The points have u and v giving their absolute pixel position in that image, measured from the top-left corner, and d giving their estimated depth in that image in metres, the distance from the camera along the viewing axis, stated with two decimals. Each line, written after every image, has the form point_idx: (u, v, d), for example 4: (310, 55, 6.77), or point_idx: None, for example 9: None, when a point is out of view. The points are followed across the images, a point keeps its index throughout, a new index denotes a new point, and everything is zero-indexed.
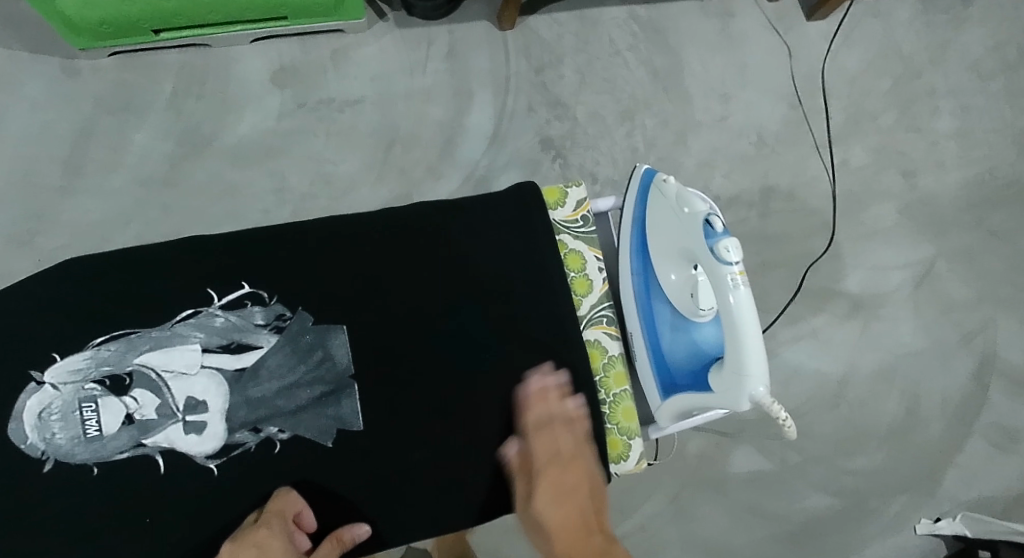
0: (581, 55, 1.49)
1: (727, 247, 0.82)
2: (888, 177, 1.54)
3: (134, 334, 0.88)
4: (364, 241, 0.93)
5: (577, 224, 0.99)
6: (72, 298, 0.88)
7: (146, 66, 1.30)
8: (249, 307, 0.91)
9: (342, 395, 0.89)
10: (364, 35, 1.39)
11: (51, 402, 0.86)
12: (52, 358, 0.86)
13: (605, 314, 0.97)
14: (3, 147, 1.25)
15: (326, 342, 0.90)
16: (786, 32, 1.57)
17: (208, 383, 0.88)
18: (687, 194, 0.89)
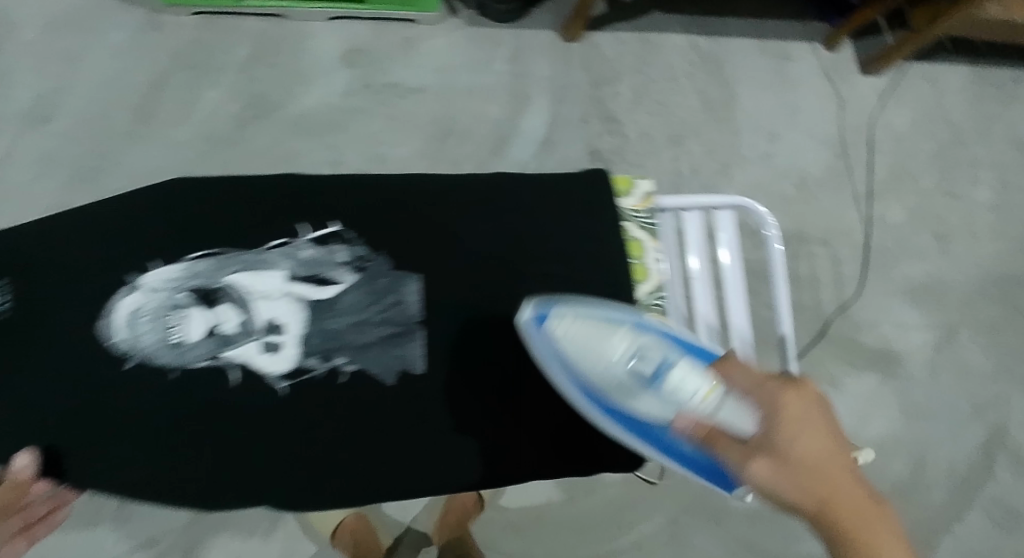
0: (638, 77, 1.53)
1: (682, 383, 0.80)
2: (921, 238, 1.57)
3: (226, 254, 0.90)
4: (453, 200, 0.94)
5: (643, 215, 0.96)
6: (178, 214, 0.91)
7: (226, 27, 1.33)
8: (333, 246, 0.92)
9: (408, 339, 0.90)
10: (435, 28, 1.44)
11: (144, 304, 0.88)
12: (153, 265, 0.90)
13: (658, 303, 0.93)
14: (79, 85, 1.27)
15: (398, 288, 0.91)
16: (839, 82, 1.61)
17: (288, 309, 0.90)
18: (597, 341, 0.83)
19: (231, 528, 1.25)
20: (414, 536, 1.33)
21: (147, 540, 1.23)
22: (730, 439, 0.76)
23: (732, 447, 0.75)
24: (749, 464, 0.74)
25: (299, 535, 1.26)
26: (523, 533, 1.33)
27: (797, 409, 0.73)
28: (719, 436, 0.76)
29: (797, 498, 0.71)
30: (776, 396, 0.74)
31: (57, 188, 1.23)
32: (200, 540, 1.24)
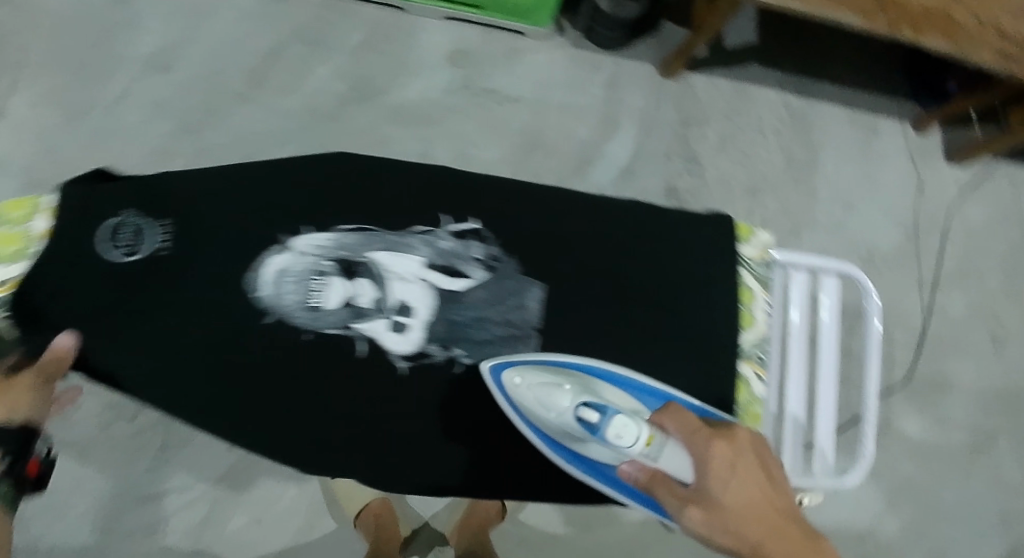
0: (726, 124, 1.55)
1: (621, 432, 0.76)
2: (977, 335, 1.57)
3: (372, 231, 0.89)
4: (587, 214, 0.93)
5: (758, 266, 0.95)
6: (329, 181, 0.90)
7: (346, 9, 1.37)
8: (468, 241, 0.90)
9: (523, 342, 0.88)
10: (541, 43, 1.47)
11: (291, 265, 0.86)
12: (301, 229, 0.87)
13: (759, 355, 0.93)
14: (201, 39, 1.31)
15: (522, 292, 0.89)
16: (921, 165, 1.62)
17: (420, 294, 0.89)
18: (543, 396, 0.80)
19: (262, 488, 1.26)
20: (431, 534, 1.31)
21: (181, 485, 1.23)
22: (670, 484, 0.75)
23: (674, 492, 0.75)
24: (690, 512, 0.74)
25: (323, 510, 1.26)
26: (536, 552, 1.34)
27: (729, 456, 0.75)
28: (661, 482, 0.75)
29: (738, 545, 0.72)
30: (708, 444, 0.75)
31: (164, 133, 1.27)
32: (230, 497, 1.25)
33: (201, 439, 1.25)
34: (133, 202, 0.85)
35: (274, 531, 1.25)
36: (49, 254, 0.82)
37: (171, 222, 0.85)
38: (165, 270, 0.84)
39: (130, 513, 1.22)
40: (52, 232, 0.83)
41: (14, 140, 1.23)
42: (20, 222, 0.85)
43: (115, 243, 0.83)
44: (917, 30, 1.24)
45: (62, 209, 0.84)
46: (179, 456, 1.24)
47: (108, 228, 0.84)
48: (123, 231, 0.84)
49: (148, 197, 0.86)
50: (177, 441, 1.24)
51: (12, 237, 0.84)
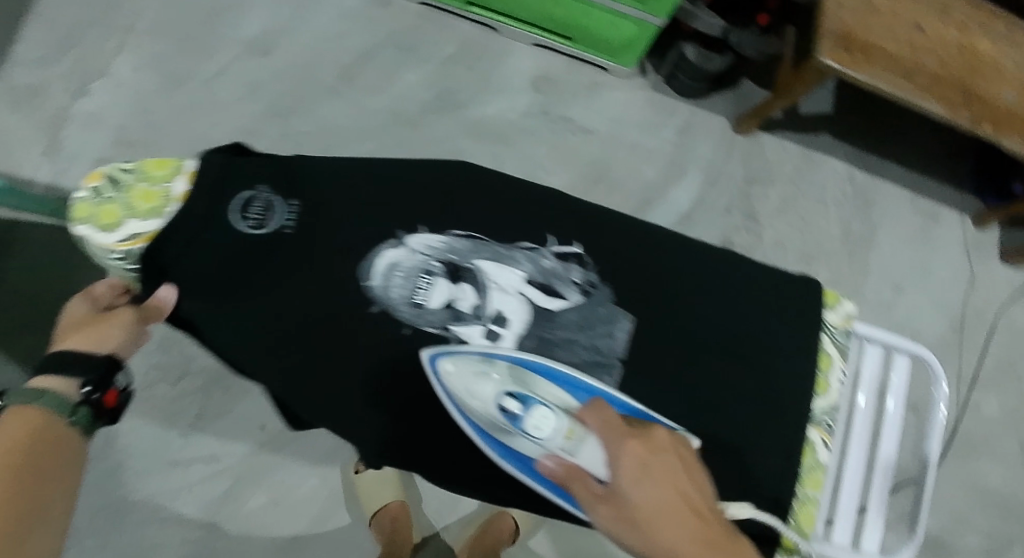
0: (790, 188, 1.56)
1: (540, 423, 0.75)
2: (1008, 440, 1.55)
3: (481, 239, 0.87)
4: (694, 256, 0.90)
5: (840, 333, 0.91)
6: (450, 185, 0.89)
7: (442, 25, 1.44)
8: (571, 264, 0.88)
9: (606, 372, 0.84)
10: (622, 82, 1.51)
11: (401, 259, 0.85)
12: (418, 228, 0.86)
13: (828, 421, 0.89)
14: (303, 33, 1.38)
15: (612, 321, 0.86)
16: (976, 260, 1.62)
17: (516, 307, 0.86)
18: (470, 382, 0.78)
19: (285, 472, 1.23)
20: (438, 546, 1.27)
21: (209, 456, 1.22)
22: (583, 480, 0.71)
23: (588, 488, 0.71)
24: (601, 511, 0.69)
25: (341, 502, 1.24)
26: None
27: (645, 455, 0.70)
28: (575, 478, 0.71)
29: (647, 549, 0.67)
30: (623, 441, 0.71)
31: (254, 113, 1.32)
32: (252, 476, 1.22)
33: (236, 414, 1.24)
34: (268, 178, 0.85)
35: (291, 516, 1.22)
36: (181, 218, 0.80)
37: (299, 203, 0.84)
38: (287, 250, 0.83)
39: (153, 477, 1.20)
40: (190, 199, 0.81)
41: (117, 97, 1.30)
42: (161, 181, 0.82)
43: (244, 216, 0.82)
44: (997, 128, 1.25)
45: (201, 175, 0.82)
46: (213, 426, 1.23)
47: (240, 200, 0.83)
48: (255, 205, 0.83)
49: (283, 176, 0.85)
50: (213, 413, 1.23)
51: (151, 196, 0.82)
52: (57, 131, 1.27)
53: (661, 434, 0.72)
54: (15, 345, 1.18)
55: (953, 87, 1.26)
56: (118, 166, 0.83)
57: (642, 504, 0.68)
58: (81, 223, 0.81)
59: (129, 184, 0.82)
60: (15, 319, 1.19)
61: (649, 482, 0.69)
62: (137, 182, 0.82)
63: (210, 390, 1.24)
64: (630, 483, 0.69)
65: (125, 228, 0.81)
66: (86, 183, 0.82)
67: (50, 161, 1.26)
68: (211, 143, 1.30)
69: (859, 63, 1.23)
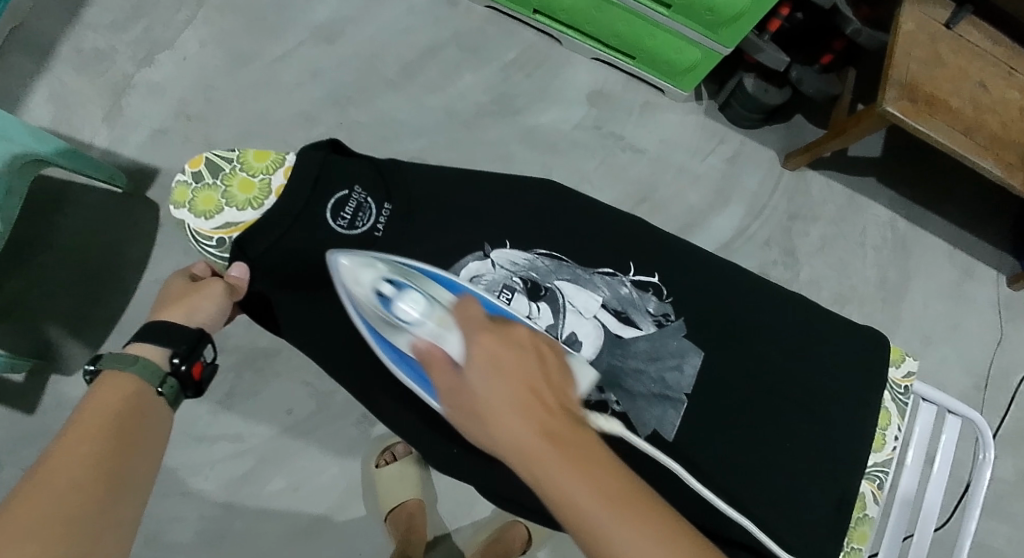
0: (831, 228, 1.55)
1: (410, 305, 0.75)
2: (1020, 503, 1.51)
3: (564, 261, 0.90)
4: (767, 299, 0.92)
5: (900, 390, 0.93)
6: (538, 206, 0.92)
7: (507, 30, 1.44)
8: (648, 294, 0.90)
9: (670, 405, 0.86)
10: (677, 105, 1.50)
11: (484, 273, 0.87)
12: (504, 243, 0.89)
13: (879, 475, 0.90)
14: (369, 24, 1.38)
15: (682, 356, 0.87)
16: (1007, 319, 1.59)
17: (591, 331, 0.88)
18: (355, 271, 0.78)
19: (304, 458, 1.23)
20: (447, 548, 1.27)
21: (234, 435, 1.22)
22: (438, 364, 0.70)
23: (445, 374, 0.69)
24: (451, 397, 0.68)
25: (358, 495, 1.24)
26: None
27: (496, 345, 0.67)
28: (431, 360, 0.70)
29: (482, 430, 0.65)
30: (481, 332, 0.69)
31: (313, 99, 1.33)
32: (275, 460, 1.23)
33: (263, 397, 1.23)
34: (365, 178, 0.87)
35: (308, 501, 1.22)
36: (276, 213, 0.83)
37: (392, 207, 0.86)
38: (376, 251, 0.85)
39: (177, 449, 1.21)
40: (286, 194, 0.83)
41: (182, 70, 1.31)
42: (259, 172, 0.85)
43: (337, 216, 0.85)
44: None
45: (301, 171, 0.84)
46: (243, 406, 1.23)
47: (336, 199, 0.85)
48: (348, 205, 0.85)
49: (379, 178, 0.87)
50: (243, 393, 1.23)
51: (249, 186, 0.85)
52: (120, 97, 1.29)
53: (524, 331, 0.69)
54: (70, 301, 1.21)
55: (1008, 148, 1.25)
56: (220, 153, 0.87)
57: (477, 387, 0.66)
58: (181, 206, 0.85)
59: (229, 172, 0.86)
60: (67, 277, 1.22)
61: (491, 368, 0.66)
62: (237, 171, 0.86)
63: (240, 370, 1.23)
64: (471, 366, 0.67)
65: (222, 215, 0.85)
66: (189, 168, 0.86)
67: (111, 126, 1.27)
68: (268, 124, 1.31)
69: (922, 114, 1.23)
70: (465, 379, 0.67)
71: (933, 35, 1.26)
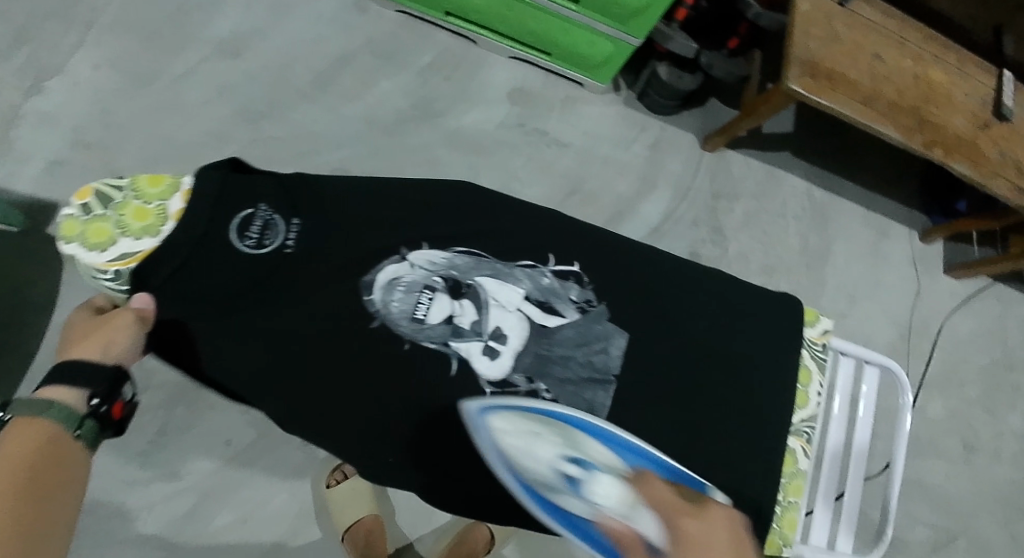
0: (753, 204, 1.61)
1: (598, 486, 0.75)
2: (950, 440, 1.60)
3: (483, 257, 0.92)
4: (687, 275, 0.96)
5: (818, 348, 0.99)
6: (454, 208, 0.94)
7: (420, 34, 1.45)
8: (569, 283, 0.92)
9: (601, 387, 0.88)
10: (596, 97, 1.54)
11: (402, 274, 0.89)
12: (420, 244, 0.90)
13: (807, 430, 0.95)
14: (276, 37, 1.38)
15: (609, 340, 0.90)
16: (922, 272, 1.68)
17: (516, 324, 0.89)
18: (523, 442, 0.79)
19: (253, 480, 1.23)
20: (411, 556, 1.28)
21: (171, 474, 1.20)
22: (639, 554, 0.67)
23: None
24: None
25: (311, 517, 1.24)
26: None
27: (700, 538, 0.65)
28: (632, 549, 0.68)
29: None
30: (674, 514, 0.67)
31: (224, 116, 1.32)
32: (220, 490, 1.21)
33: (201, 428, 1.23)
34: (270, 197, 0.88)
35: (261, 521, 1.22)
36: (176, 238, 0.84)
37: (300, 223, 0.88)
38: (287, 269, 0.86)
39: (113, 493, 1.18)
40: (186, 217, 0.84)
41: (76, 96, 1.28)
42: (154, 199, 0.86)
43: (244, 235, 0.86)
44: (948, 152, 1.33)
45: (199, 193, 0.85)
46: (178, 441, 1.21)
47: (241, 219, 0.86)
48: (254, 224, 0.86)
49: (286, 196, 0.89)
50: (177, 427, 1.22)
51: (144, 214, 0.85)
52: (9, 128, 1.25)
53: (721, 510, 0.67)
54: None
55: (908, 114, 1.32)
56: (110, 183, 0.87)
57: None
58: (70, 241, 0.85)
59: (122, 201, 0.86)
60: None
61: None
62: (130, 199, 0.86)
63: (175, 402, 1.22)
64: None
65: (116, 246, 0.84)
66: (77, 201, 0.86)
67: (0, 161, 1.23)
68: (177, 146, 1.29)
69: (825, 89, 1.28)
70: None
71: (829, 13, 1.32)
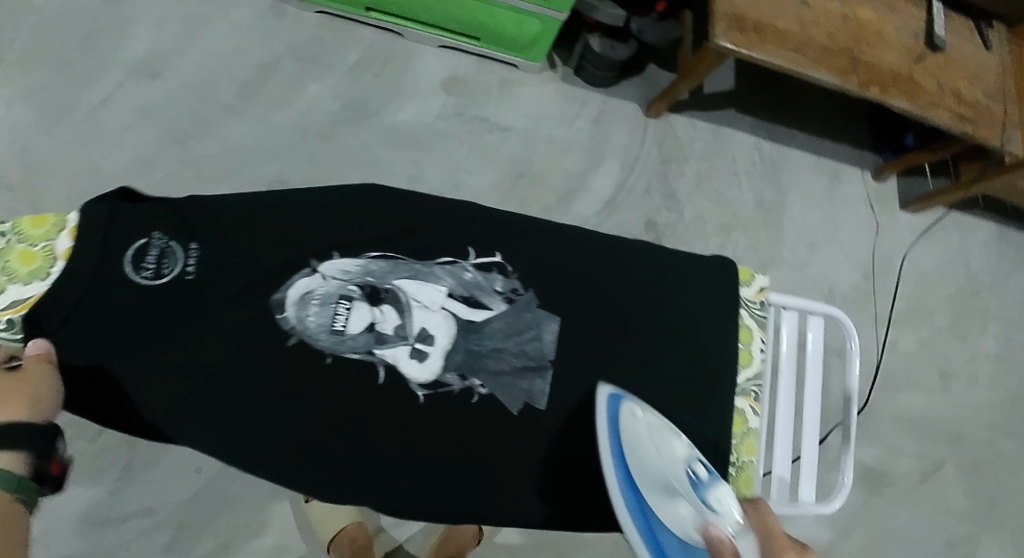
0: (704, 163, 1.60)
1: (722, 498, 0.80)
2: (926, 371, 1.61)
3: (400, 259, 0.92)
4: (608, 253, 0.96)
5: (756, 306, 1.00)
6: (360, 213, 0.93)
7: (343, 33, 1.44)
8: (493, 274, 0.93)
9: (538, 374, 0.90)
10: (533, 77, 1.52)
11: (315, 287, 0.89)
12: (331, 255, 0.91)
13: (755, 388, 0.97)
14: (194, 55, 1.37)
15: (541, 325, 0.92)
16: (880, 210, 1.69)
17: (442, 322, 0.91)
18: (662, 435, 0.84)
19: (230, 504, 1.22)
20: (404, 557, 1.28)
21: (145, 509, 1.19)
22: None
23: None
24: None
25: (295, 535, 1.23)
26: None
27: None
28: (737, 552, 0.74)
29: None
30: (787, 549, 0.75)
31: (149, 140, 1.31)
32: (198, 518, 1.20)
33: (169, 458, 1.21)
34: (165, 223, 0.88)
35: (243, 542, 1.21)
36: (69, 276, 0.82)
37: (198, 248, 0.87)
38: (190, 295, 0.86)
39: (87, 535, 1.17)
40: (74, 255, 0.83)
41: None
42: (40, 240, 0.84)
43: (140, 267, 0.85)
44: (884, 89, 1.33)
45: (85, 229, 0.84)
46: (146, 475, 1.20)
47: (134, 252, 0.85)
48: (149, 254, 0.86)
49: (178, 221, 0.88)
50: (144, 460, 1.21)
51: (31, 257, 0.83)
52: None
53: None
54: None
55: (841, 56, 1.32)
56: None
57: None
58: None
59: (6, 246, 0.84)
60: None
61: None
62: (14, 243, 0.84)
63: (137, 438, 1.21)
64: None
65: (3, 295, 0.82)
66: None
67: None
68: (105, 178, 1.28)
69: (754, 42, 1.28)
70: None
71: None
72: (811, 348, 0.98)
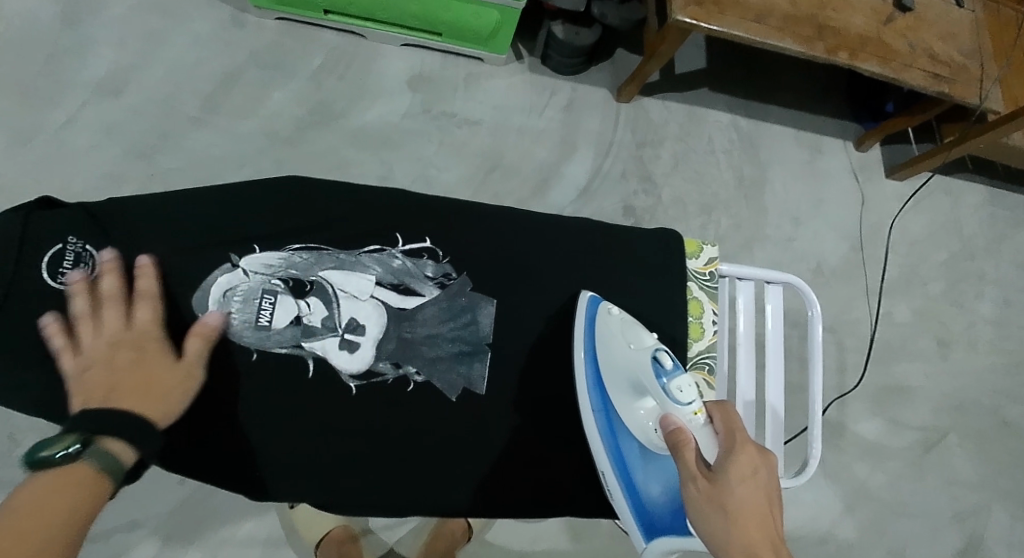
0: (680, 145, 1.58)
1: (682, 387, 0.87)
2: (923, 339, 1.58)
3: (325, 251, 0.99)
4: (527, 237, 1.04)
5: (706, 277, 1.07)
6: (285, 203, 1.01)
7: (304, 38, 1.44)
8: (424, 260, 1.02)
9: (477, 358, 0.98)
10: (499, 69, 1.51)
11: (237, 284, 0.96)
12: (251, 248, 0.98)
13: (707, 361, 1.04)
14: (156, 68, 1.37)
15: (475, 309, 1.00)
16: (864, 180, 1.66)
17: (371, 312, 0.99)
18: (632, 331, 0.93)
19: (217, 516, 1.21)
20: None
21: (130, 523, 1.18)
22: (695, 451, 0.83)
23: (695, 464, 0.82)
24: (700, 484, 0.80)
25: (284, 543, 1.22)
26: None
27: (756, 462, 0.81)
28: (682, 444, 0.84)
29: (727, 524, 0.77)
30: (741, 442, 0.82)
31: (116, 156, 1.31)
32: (185, 532, 1.20)
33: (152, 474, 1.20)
34: (80, 229, 0.95)
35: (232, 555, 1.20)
36: None
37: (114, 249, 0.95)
38: None
39: None
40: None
41: None
42: None
43: (58, 269, 0.93)
44: (853, 54, 1.30)
45: (6, 235, 0.93)
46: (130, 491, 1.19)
47: (51, 255, 0.93)
48: (66, 258, 0.94)
49: (95, 226, 0.96)
50: None
51: None
52: None
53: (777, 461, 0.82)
54: None
55: (805, 23, 1.30)
56: None
57: (739, 490, 0.78)
58: None
59: None
60: None
61: (742, 472, 0.79)
62: None
63: None
64: (736, 466, 0.80)
65: None
66: None
67: None
68: (73, 196, 1.28)
69: (713, 14, 1.26)
70: (720, 477, 0.80)
71: None
72: (769, 318, 1.04)
